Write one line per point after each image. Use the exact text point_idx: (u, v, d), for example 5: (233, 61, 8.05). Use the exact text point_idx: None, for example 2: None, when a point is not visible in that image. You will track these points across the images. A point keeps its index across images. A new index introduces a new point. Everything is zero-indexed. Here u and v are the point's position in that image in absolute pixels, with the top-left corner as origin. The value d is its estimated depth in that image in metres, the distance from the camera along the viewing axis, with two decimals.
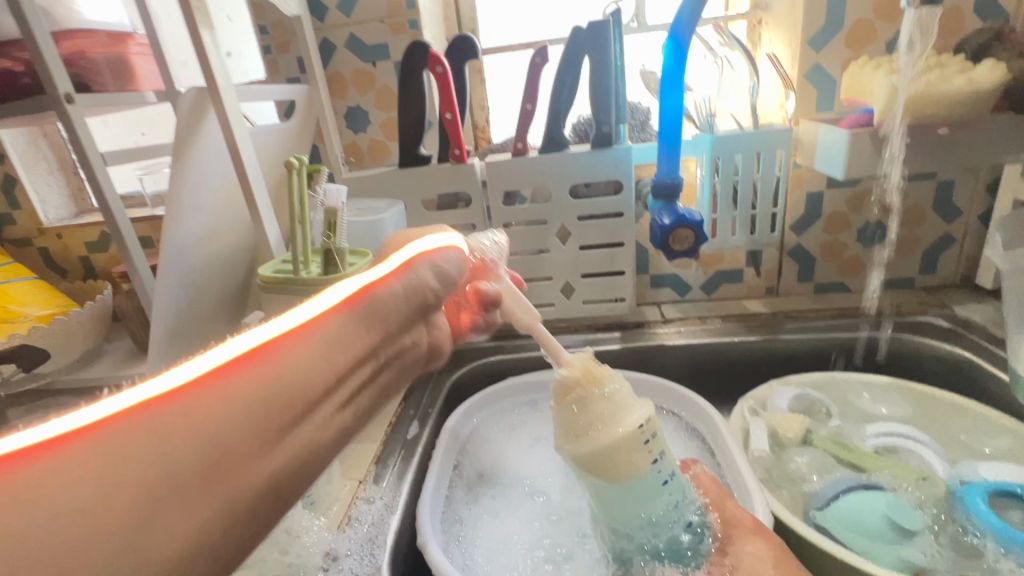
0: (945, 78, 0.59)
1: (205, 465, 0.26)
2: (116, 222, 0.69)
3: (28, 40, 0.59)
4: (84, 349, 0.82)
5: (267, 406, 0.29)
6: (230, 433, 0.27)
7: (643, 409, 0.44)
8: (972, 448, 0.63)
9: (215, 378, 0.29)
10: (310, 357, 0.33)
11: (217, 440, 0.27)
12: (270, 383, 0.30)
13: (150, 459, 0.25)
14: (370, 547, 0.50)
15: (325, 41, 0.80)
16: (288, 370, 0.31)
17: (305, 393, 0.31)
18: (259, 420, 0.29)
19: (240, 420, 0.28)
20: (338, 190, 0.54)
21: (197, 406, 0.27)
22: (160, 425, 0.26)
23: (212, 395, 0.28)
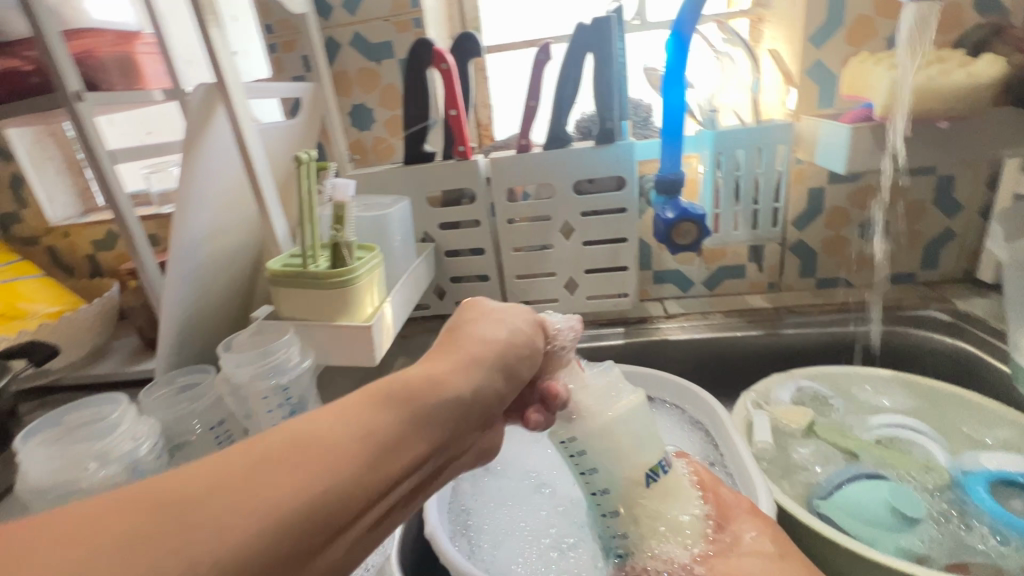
0: (946, 72, 0.61)
1: (286, 549, 0.23)
2: (125, 219, 0.70)
3: (38, 39, 0.59)
4: (92, 345, 0.83)
5: (362, 479, 0.26)
6: (320, 509, 0.24)
7: (596, 418, 0.42)
8: (973, 438, 0.64)
9: (317, 441, 0.26)
10: (366, 446, 0.27)
11: (305, 517, 0.24)
12: (371, 448, 0.27)
13: (225, 532, 0.22)
14: (382, 538, 0.53)
15: (329, 39, 0.81)
16: (392, 435, 0.28)
17: (360, 494, 0.26)
18: (346, 495, 0.25)
19: (330, 497, 0.25)
20: (346, 183, 0.55)
21: (289, 475, 0.24)
22: (243, 491, 0.23)
23: (305, 460, 0.25)
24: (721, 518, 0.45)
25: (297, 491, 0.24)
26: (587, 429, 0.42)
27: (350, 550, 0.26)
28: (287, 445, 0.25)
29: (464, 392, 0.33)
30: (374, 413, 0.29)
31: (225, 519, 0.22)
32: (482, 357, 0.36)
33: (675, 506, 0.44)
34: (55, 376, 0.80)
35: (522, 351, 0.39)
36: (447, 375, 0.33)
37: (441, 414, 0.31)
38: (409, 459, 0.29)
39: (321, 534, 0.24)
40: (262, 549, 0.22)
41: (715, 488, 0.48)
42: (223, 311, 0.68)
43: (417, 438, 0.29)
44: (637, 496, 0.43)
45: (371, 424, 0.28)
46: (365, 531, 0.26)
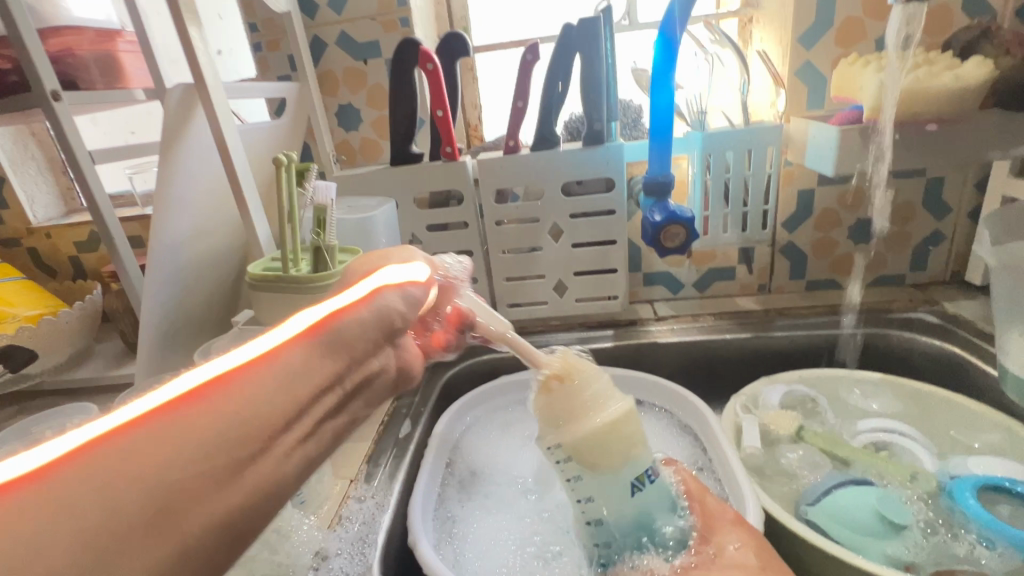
0: (931, 74, 0.60)
1: (202, 479, 0.25)
2: (105, 221, 0.68)
3: (14, 37, 0.58)
4: (73, 349, 0.82)
5: (261, 414, 0.29)
6: (224, 441, 0.27)
7: (585, 426, 0.41)
8: (961, 442, 0.64)
9: (210, 388, 0.28)
10: (267, 388, 0.30)
11: (213, 451, 0.26)
12: (265, 390, 0.29)
13: (128, 481, 0.23)
14: (360, 546, 0.50)
15: (316, 38, 0.80)
16: (288, 374, 0.31)
17: (265, 423, 0.29)
18: (254, 425, 0.28)
19: (229, 430, 0.27)
20: (327, 186, 0.54)
21: (183, 421, 0.26)
22: (142, 442, 0.24)
23: (201, 405, 0.27)
24: (706, 530, 0.45)
25: (193, 431, 0.26)
26: (575, 439, 0.41)
27: (274, 471, 0.29)
28: (181, 398, 0.27)
29: (370, 330, 0.37)
30: (264, 362, 0.31)
31: (132, 465, 0.24)
32: (385, 310, 0.39)
33: (659, 516, 0.44)
34: (35, 380, 0.79)
35: (421, 299, 0.43)
36: (349, 313, 0.36)
37: (351, 343, 0.36)
38: (320, 382, 0.33)
39: (225, 469, 0.26)
40: (175, 482, 0.24)
41: (703, 496, 0.47)
42: (206, 315, 0.67)
43: (309, 376, 0.32)
44: (624, 506, 0.42)
45: (266, 369, 0.30)
46: (282, 456, 0.29)
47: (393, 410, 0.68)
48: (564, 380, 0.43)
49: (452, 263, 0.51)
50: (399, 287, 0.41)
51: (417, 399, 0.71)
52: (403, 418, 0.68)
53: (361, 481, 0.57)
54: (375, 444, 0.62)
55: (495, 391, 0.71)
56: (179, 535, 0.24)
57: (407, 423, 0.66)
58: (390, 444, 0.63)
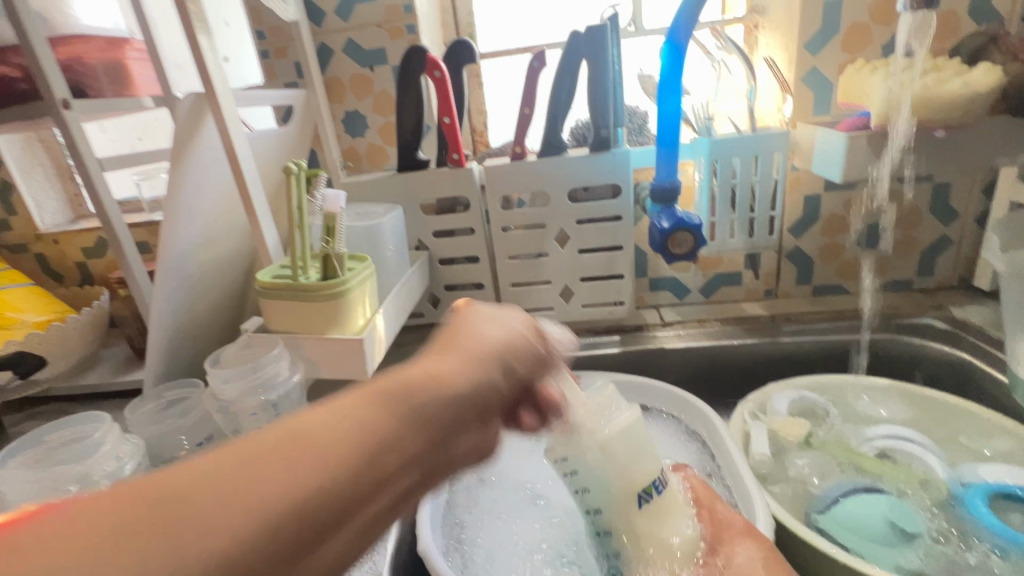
0: (941, 81, 0.60)
1: (266, 555, 0.20)
2: (114, 228, 0.69)
3: (25, 45, 0.58)
4: (81, 354, 0.82)
5: (350, 481, 0.23)
6: (304, 511, 0.22)
7: (591, 437, 0.42)
8: (972, 449, 0.63)
9: (299, 440, 0.23)
10: (353, 451, 0.24)
11: (284, 519, 0.21)
12: (362, 457, 0.24)
13: (188, 545, 0.19)
14: (369, 554, 0.50)
15: (322, 45, 0.80)
16: (386, 436, 0.25)
17: (343, 496, 0.23)
18: (338, 493, 0.23)
19: (309, 500, 0.22)
20: (337, 194, 0.54)
21: (264, 477, 0.21)
22: (216, 493, 0.21)
23: (287, 461, 0.22)
24: (714, 539, 0.45)
25: (271, 491, 0.21)
26: (582, 447, 0.42)
27: (345, 553, 0.23)
28: (272, 446, 0.23)
29: (467, 386, 0.31)
30: (364, 411, 0.26)
31: (194, 526, 0.20)
32: (482, 366, 0.33)
33: (665, 527, 0.43)
34: (43, 387, 0.79)
35: (523, 348, 0.37)
36: (450, 376, 0.30)
37: (445, 407, 0.29)
38: (417, 447, 0.27)
39: (290, 546, 0.21)
40: (237, 557, 0.20)
41: (711, 504, 0.47)
42: (214, 321, 0.68)
43: (410, 433, 0.26)
44: (631, 517, 0.42)
45: (368, 424, 0.25)
46: (359, 539, 0.24)
47: None
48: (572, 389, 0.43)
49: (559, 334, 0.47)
50: (502, 340, 0.36)
51: None
52: None
53: None
54: None
55: None
56: None
57: None
58: None
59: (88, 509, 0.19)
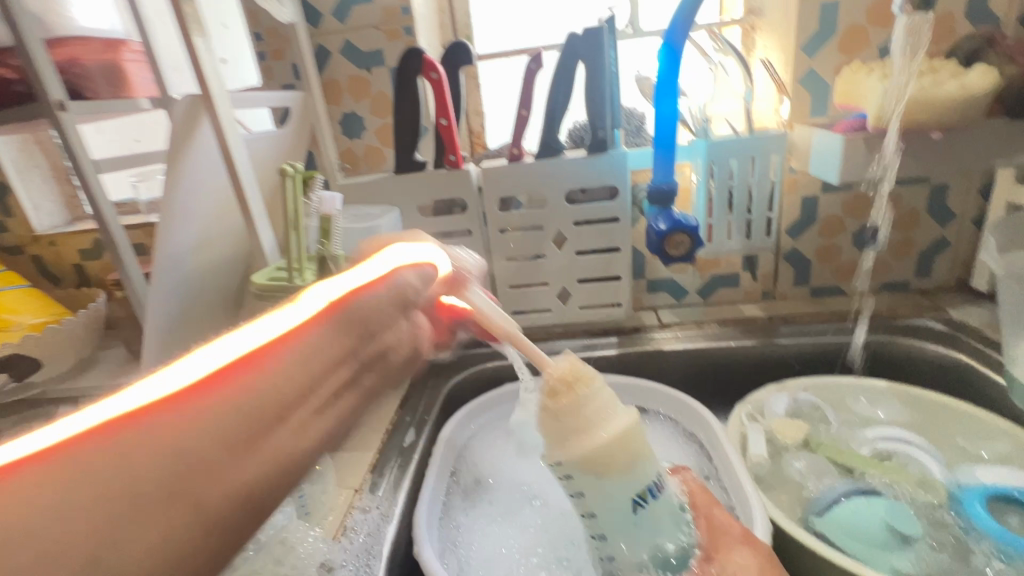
0: (937, 82, 0.60)
1: (215, 455, 0.29)
2: (110, 229, 0.69)
3: (21, 47, 0.58)
4: (77, 356, 0.82)
5: (276, 392, 0.33)
6: (244, 412, 0.31)
7: (586, 442, 0.41)
8: (969, 451, 0.63)
9: (224, 373, 0.32)
10: (289, 367, 0.34)
11: (224, 432, 0.30)
12: (289, 369, 0.34)
13: (150, 457, 0.27)
14: (366, 557, 0.49)
15: (320, 47, 0.80)
16: (315, 347, 0.37)
17: (279, 399, 0.33)
18: (273, 402, 0.32)
19: (240, 413, 0.31)
20: (333, 197, 0.54)
21: (196, 407, 0.29)
22: (161, 420, 0.28)
23: (214, 392, 0.31)
24: (711, 546, 0.45)
25: (205, 422, 0.29)
26: (579, 451, 0.41)
27: (285, 451, 0.32)
28: (201, 381, 0.31)
29: (355, 322, 0.41)
30: (270, 349, 0.34)
31: (149, 446, 0.27)
32: (393, 295, 0.44)
33: (661, 534, 0.43)
34: (40, 389, 0.79)
35: (400, 298, 0.45)
36: (364, 297, 0.42)
37: (362, 323, 0.41)
38: (333, 365, 0.38)
39: (240, 439, 0.30)
40: (189, 458, 0.28)
41: (708, 510, 0.47)
42: (211, 322, 0.67)
43: (325, 358, 0.37)
44: (625, 522, 0.42)
45: (271, 358, 0.34)
46: (302, 431, 0.34)
47: (397, 418, 0.68)
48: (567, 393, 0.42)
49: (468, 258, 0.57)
50: (406, 276, 0.46)
51: (421, 407, 0.70)
52: (408, 426, 0.67)
53: (365, 490, 0.56)
54: (380, 451, 0.61)
55: (501, 398, 0.71)
56: (190, 503, 0.27)
57: (412, 431, 0.65)
58: (394, 453, 0.63)
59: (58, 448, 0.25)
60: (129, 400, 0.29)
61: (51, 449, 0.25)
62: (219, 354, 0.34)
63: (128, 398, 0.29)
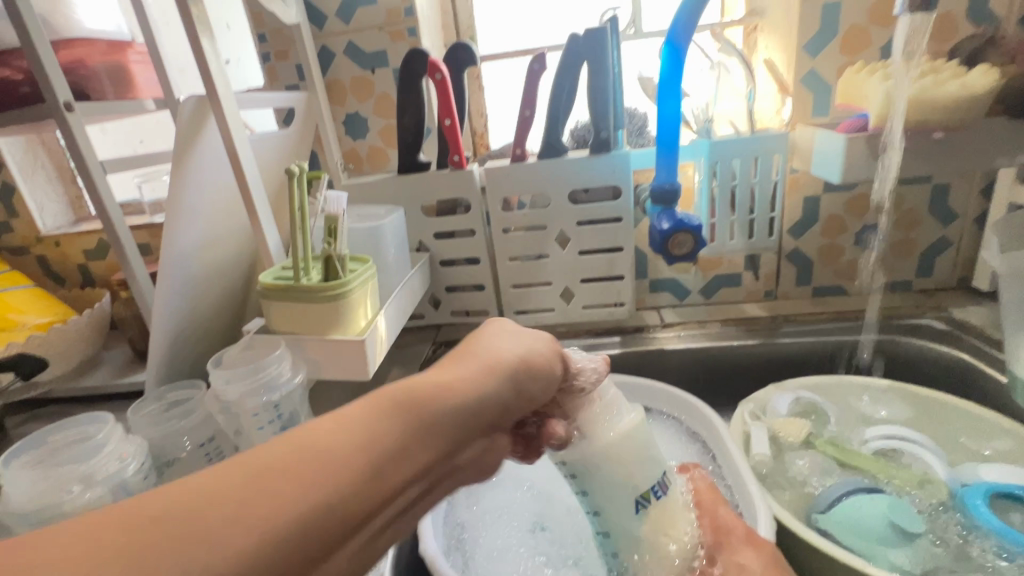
0: (940, 82, 0.60)
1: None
2: (116, 230, 0.69)
3: (28, 48, 0.59)
4: (82, 356, 0.82)
5: (357, 500, 0.24)
6: (313, 524, 0.23)
7: (593, 443, 0.42)
8: (971, 449, 0.64)
9: (310, 462, 0.24)
10: (379, 467, 0.26)
11: (290, 537, 0.22)
12: (380, 471, 0.26)
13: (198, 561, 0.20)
14: None
15: (324, 48, 0.81)
16: (419, 441, 0.28)
17: (354, 512, 0.24)
18: (358, 503, 0.24)
19: (317, 517, 0.23)
20: (338, 197, 0.54)
21: (271, 498, 0.22)
22: (213, 515, 0.21)
23: (295, 480, 0.23)
24: (718, 542, 0.45)
25: (272, 527, 0.22)
26: (585, 452, 0.42)
27: (348, 566, 0.25)
28: (281, 466, 0.24)
29: (486, 398, 0.32)
30: (379, 425, 0.27)
31: (197, 546, 0.21)
32: (518, 371, 0.35)
33: (665, 535, 0.43)
34: (45, 389, 0.79)
35: (537, 366, 0.37)
36: (486, 381, 0.33)
37: (474, 412, 0.31)
38: (431, 459, 0.28)
39: (295, 561, 0.22)
40: (241, 573, 0.21)
41: (714, 509, 0.47)
42: (216, 322, 0.68)
43: (423, 449, 0.28)
44: (628, 520, 0.42)
45: (374, 438, 0.26)
46: (359, 549, 0.25)
47: None
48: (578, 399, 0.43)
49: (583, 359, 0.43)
50: (533, 351, 0.37)
51: None
52: None
53: None
54: None
55: None
56: None
57: None
58: None
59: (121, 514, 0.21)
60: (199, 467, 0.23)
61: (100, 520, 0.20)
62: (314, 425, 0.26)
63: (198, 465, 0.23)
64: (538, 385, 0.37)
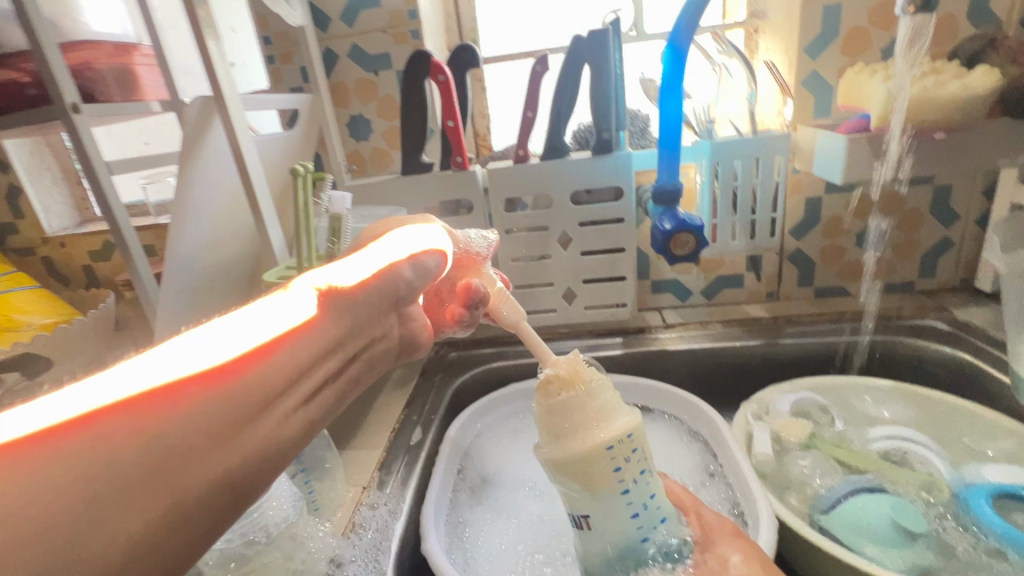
0: (940, 83, 0.60)
1: (189, 449, 0.25)
2: (121, 231, 0.69)
3: (36, 51, 0.59)
4: (87, 356, 0.82)
5: (255, 389, 0.28)
6: (219, 411, 0.26)
7: (591, 439, 0.38)
8: (974, 450, 0.63)
9: (202, 358, 0.28)
10: (255, 360, 0.29)
11: (198, 429, 0.25)
12: (261, 362, 0.29)
13: (128, 444, 0.23)
14: (375, 553, 0.50)
15: (328, 51, 0.81)
16: (285, 345, 0.31)
17: (256, 396, 0.28)
18: (265, 385, 0.29)
19: (221, 402, 0.27)
20: (343, 196, 0.54)
21: (178, 389, 0.26)
22: (139, 411, 0.24)
23: (192, 378, 0.26)
24: (705, 539, 0.42)
25: (185, 409, 0.25)
26: (578, 449, 0.38)
27: (272, 436, 0.29)
28: (175, 371, 0.26)
29: (338, 312, 0.36)
30: (258, 339, 0.30)
31: (130, 436, 0.23)
32: (392, 286, 0.41)
33: (634, 536, 0.40)
34: None
35: (405, 293, 0.41)
36: (367, 278, 0.39)
37: (326, 328, 0.35)
38: (316, 355, 0.33)
39: (216, 438, 0.26)
40: (167, 445, 0.24)
41: (697, 509, 0.45)
42: None
43: (303, 352, 0.32)
44: (610, 513, 0.39)
45: (258, 348, 0.30)
46: (271, 428, 0.29)
47: (404, 417, 0.68)
48: (568, 388, 0.40)
49: (476, 237, 0.53)
50: (407, 261, 0.42)
51: (427, 407, 0.70)
52: (414, 425, 0.67)
53: (374, 487, 0.57)
54: (387, 449, 0.62)
55: (505, 399, 0.72)
56: (170, 495, 0.24)
57: (419, 429, 0.66)
58: (401, 450, 0.63)
59: (67, 427, 0.22)
60: (107, 385, 0.26)
61: (45, 433, 0.22)
62: (195, 347, 0.29)
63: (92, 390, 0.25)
64: (412, 300, 0.42)
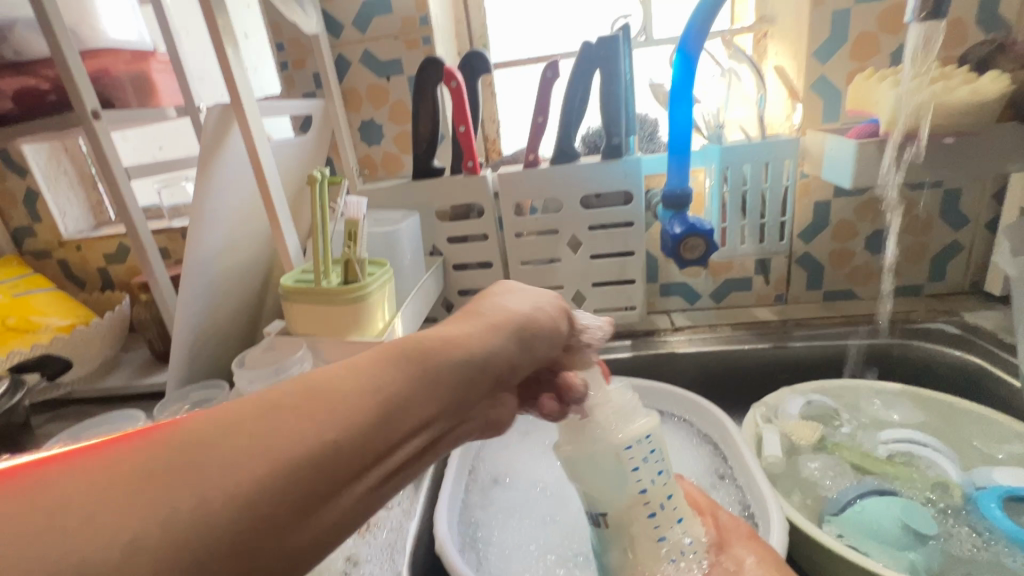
0: (949, 88, 0.61)
1: (275, 509, 0.21)
2: (139, 235, 0.70)
3: (58, 58, 0.60)
4: (102, 358, 0.83)
5: (364, 438, 0.24)
6: (317, 466, 0.22)
7: (609, 439, 0.39)
8: (985, 453, 0.63)
9: (313, 396, 0.24)
10: (365, 403, 0.25)
11: (291, 481, 0.21)
12: (374, 409, 0.25)
13: (212, 488, 0.20)
14: (390, 552, 0.51)
15: (340, 57, 0.83)
16: (398, 394, 0.26)
17: (360, 452, 0.24)
18: (366, 442, 0.24)
19: (320, 457, 0.22)
20: (358, 202, 0.55)
21: (281, 431, 0.22)
22: (230, 444, 0.21)
23: (299, 418, 0.23)
24: (719, 540, 0.43)
25: (281, 454, 0.22)
26: (595, 449, 0.39)
27: (362, 502, 0.24)
28: (284, 402, 0.23)
29: (476, 358, 0.31)
30: (381, 376, 0.26)
31: (219, 474, 0.20)
32: (527, 321, 0.35)
33: (650, 537, 0.40)
34: (67, 389, 0.81)
35: (546, 326, 0.36)
36: (492, 312, 0.34)
37: (454, 373, 0.29)
38: (436, 406, 0.28)
39: (306, 498, 0.22)
40: (253, 496, 0.20)
41: (713, 510, 0.45)
42: (233, 324, 0.69)
43: (422, 400, 0.27)
44: (627, 512, 0.39)
45: (377, 394, 0.25)
46: (366, 488, 0.24)
47: None
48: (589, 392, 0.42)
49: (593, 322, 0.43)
50: (528, 301, 0.37)
51: None
52: None
53: None
54: None
55: None
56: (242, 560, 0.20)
57: None
58: None
59: (152, 448, 0.20)
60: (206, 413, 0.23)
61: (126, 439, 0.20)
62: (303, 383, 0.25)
63: (193, 417, 0.23)
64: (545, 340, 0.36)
